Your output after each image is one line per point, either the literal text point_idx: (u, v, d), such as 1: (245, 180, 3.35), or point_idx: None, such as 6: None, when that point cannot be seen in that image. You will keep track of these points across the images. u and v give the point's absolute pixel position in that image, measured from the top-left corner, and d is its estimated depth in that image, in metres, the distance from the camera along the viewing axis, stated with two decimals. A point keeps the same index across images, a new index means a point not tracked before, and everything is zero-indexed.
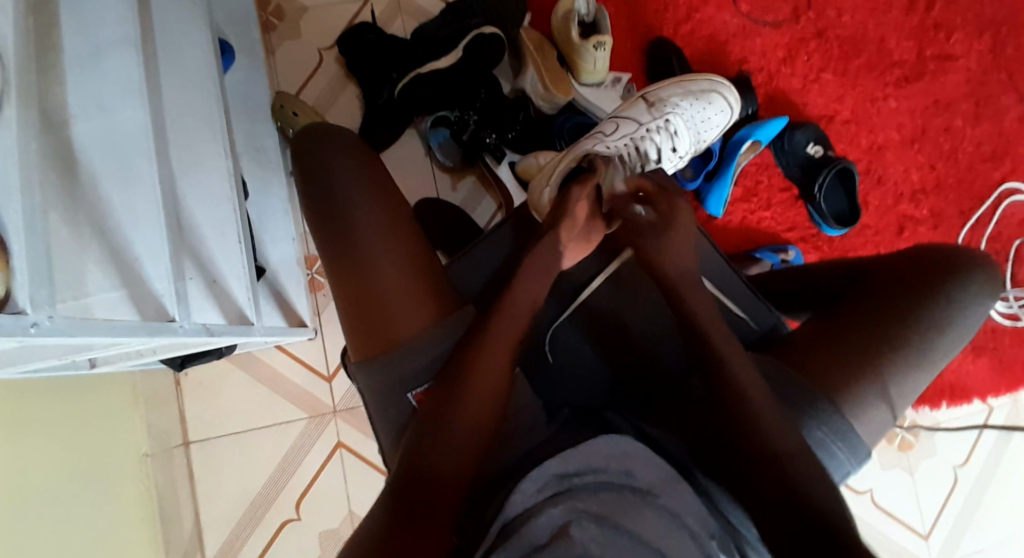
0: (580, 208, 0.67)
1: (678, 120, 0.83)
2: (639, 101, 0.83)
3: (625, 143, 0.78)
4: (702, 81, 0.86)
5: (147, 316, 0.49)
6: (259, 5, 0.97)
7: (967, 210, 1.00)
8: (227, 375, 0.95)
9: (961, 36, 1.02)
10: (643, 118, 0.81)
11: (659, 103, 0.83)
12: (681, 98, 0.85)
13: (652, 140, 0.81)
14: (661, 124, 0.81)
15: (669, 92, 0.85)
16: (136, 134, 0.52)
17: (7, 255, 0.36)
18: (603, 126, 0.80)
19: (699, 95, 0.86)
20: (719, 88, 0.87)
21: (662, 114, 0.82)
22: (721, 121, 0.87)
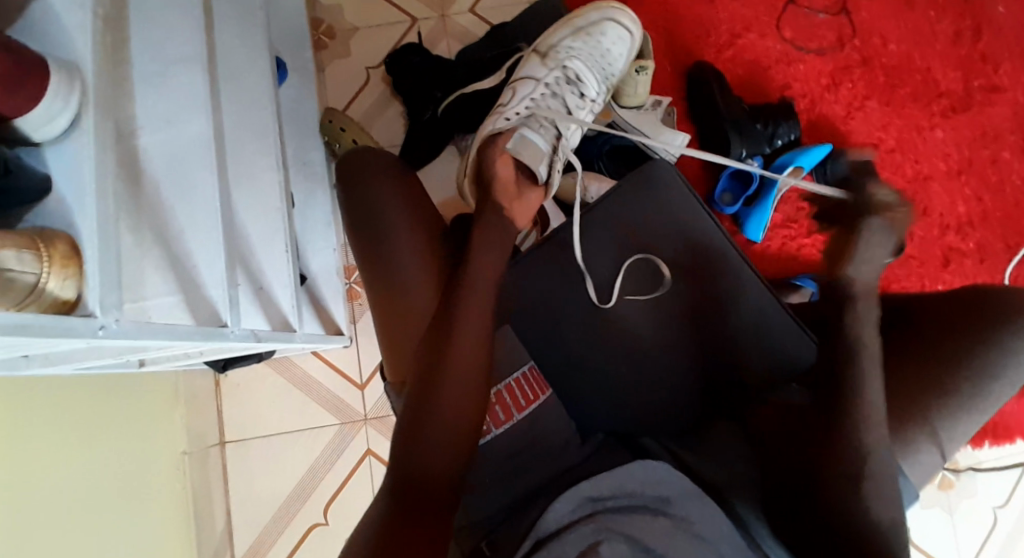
0: (504, 169, 0.70)
1: (576, 62, 0.82)
2: (534, 56, 0.83)
3: (525, 105, 0.77)
4: (590, 12, 0.85)
5: (201, 320, 0.50)
6: (312, 25, 1.02)
7: (1015, 244, 0.97)
8: (263, 379, 0.97)
9: (1010, 67, 0.99)
10: (540, 74, 0.81)
11: (552, 54, 0.83)
12: (572, 39, 0.84)
13: (554, 93, 0.79)
14: (559, 73, 0.81)
15: (557, 36, 0.84)
16: (197, 147, 0.54)
17: (80, 260, 0.39)
18: (501, 99, 0.79)
19: (586, 31, 0.84)
20: (610, 13, 0.85)
21: (558, 63, 0.82)
22: (622, 48, 0.86)
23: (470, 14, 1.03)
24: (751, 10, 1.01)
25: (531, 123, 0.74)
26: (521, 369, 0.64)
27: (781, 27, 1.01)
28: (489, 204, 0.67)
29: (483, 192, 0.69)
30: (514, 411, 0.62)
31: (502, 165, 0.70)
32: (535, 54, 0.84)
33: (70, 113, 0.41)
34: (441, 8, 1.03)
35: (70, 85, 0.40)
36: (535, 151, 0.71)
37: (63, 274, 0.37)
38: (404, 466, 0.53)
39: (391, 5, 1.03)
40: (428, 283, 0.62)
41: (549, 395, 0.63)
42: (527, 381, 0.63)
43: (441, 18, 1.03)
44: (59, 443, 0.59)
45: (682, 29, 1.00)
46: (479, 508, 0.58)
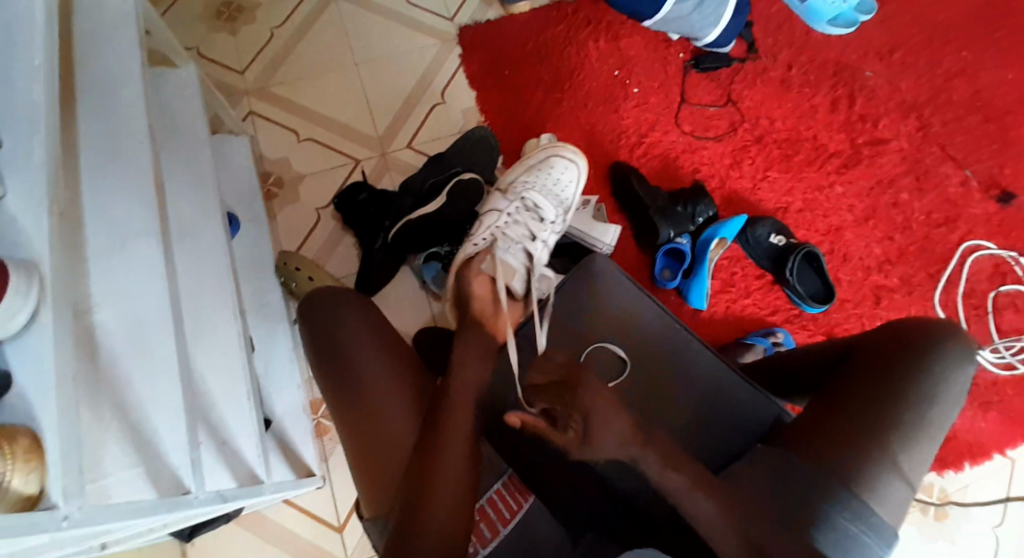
0: (479, 288, 0.78)
1: (532, 193, 0.93)
2: (495, 193, 0.96)
3: (492, 231, 0.87)
4: (539, 153, 0.98)
5: (164, 491, 0.50)
6: (261, 178, 1.09)
7: (936, 272, 1.06)
8: (240, 534, 0.93)
9: (887, 122, 1.13)
10: (502, 205, 0.92)
11: (511, 189, 0.95)
12: (527, 175, 0.97)
13: (516, 220, 0.90)
14: (518, 203, 0.91)
15: (514, 176, 0.97)
16: (151, 315, 0.57)
17: (44, 452, 0.40)
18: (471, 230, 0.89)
19: (538, 166, 0.97)
20: (557, 151, 0.98)
21: (517, 195, 0.93)
22: (572, 177, 0.98)
23: (408, 149, 1.12)
24: (654, 110, 1.13)
25: (498, 248, 0.83)
26: (502, 480, 0.68)
27: (680, 122, 1.13)
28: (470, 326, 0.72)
29: (463, 315, 0.75)
30: (499, 525, 0.63)
31: (478, 286, 0.78)
32: (496, 192, 0.96)
33: (31, 308, 0.43)
34: (380, 148, 1.12)
35: (30, 282, 0.43)
36: (507, 271, 0.81)
37: (26, 469, 0.38)
38: None
39: (333, 151, 1.11)
40: (398, 407, 0.64)
41: (533, 501, 0.65)
42: (507, 491, 0.67)
43: (381, 155, 1.11)
44: None
45: (596, 134, 1.12)
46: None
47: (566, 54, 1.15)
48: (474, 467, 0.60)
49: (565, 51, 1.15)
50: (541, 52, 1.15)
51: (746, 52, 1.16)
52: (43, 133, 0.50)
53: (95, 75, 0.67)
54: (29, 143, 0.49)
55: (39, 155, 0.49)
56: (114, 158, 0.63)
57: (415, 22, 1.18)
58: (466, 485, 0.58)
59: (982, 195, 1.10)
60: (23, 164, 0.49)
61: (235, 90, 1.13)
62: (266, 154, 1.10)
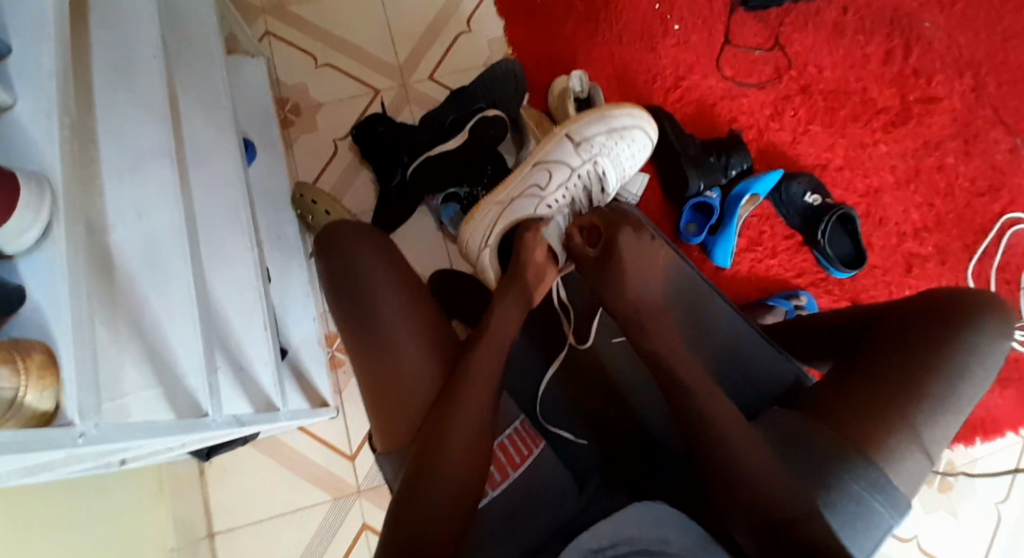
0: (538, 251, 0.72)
1: (607, 162, 0.85)
2: (564, 140, 0.83)
3: (563, 194, 0.83)
4: (625, 115, 0.84)
5: (181, 414, 0.50)
6: (278, 104, 1.05)
7: (973, 243, 1.02)
8: (252, 459, 0.96)
9: (942, 79, 1.06)
10: (574, 163, 0.83)
11: (584, 143, 0.83)
12: (607, 137, 0.84)
13: (583, 187, 0.84)
14: (591, 168, 0.84)
15: (592, 129, 0.83)
16: (169, 238, 0.55)
17: (57, 368, 0.39)
18: (535, 177, 0.82)
19: (618, 131, 0.84)
20: (642, 122, 0.86)
21: (591, 158, 0.84)
22: (642, 152, 0.89)
23: (430, 80, 1.07)
24: (693, 53, 1.07)
25: (561, 219, 0.80)
26: (514, 425, 0.67)
27: (720, 66, 1.07)
28: (518, 283, 0.70)
29: (516, 273, 0.71)
30: (509, 469, 0.62)
31: (538, 250, 0.72)
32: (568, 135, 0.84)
33: (41, 223, 0.41)
34: (402, 78, 1.07)
35: (40, 196, 0.41)
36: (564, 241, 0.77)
37: (40, 386, 0.37)
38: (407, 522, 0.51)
39: (353, 79, 1.07)
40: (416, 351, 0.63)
41: (543, 447, 0.65)
42: (519, 436, 0.65)
43: (402, 86, 1.07)
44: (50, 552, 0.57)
45: (629, 76, 1.06)
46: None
47: None
48: (491, 410, 0.59)
49: None
50: None
51: None
52: (51, 39, 0.47)
53: None
54: (35, 48, 0.46)
55: (47, 61, 0.46)
56: (126, 73, 0.60)
57: None
58: (482, 430, 0.58)
59: None
60: (30, 75, 0.46)
61: (252, 8, 1.07)
62: (283, 79, 1.06)
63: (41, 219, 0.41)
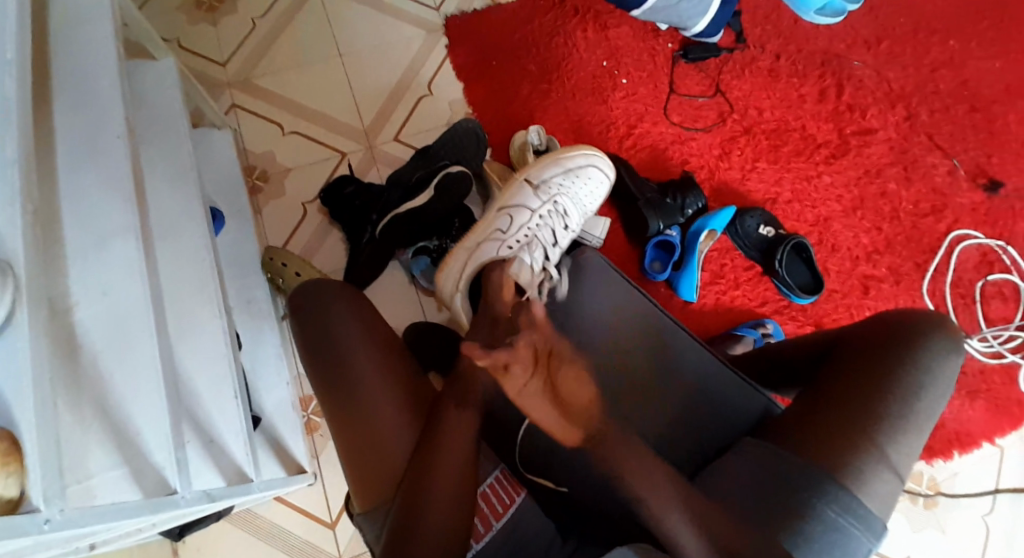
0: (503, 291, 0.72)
1: (565, 199, 0.90)
2: (524, 185, 0.90)
3: (524, 233, 0.86)
4: (579, 156, 0.93)
5: (150, 494, 0.50)
6: (246, 172, 1.07)
7: (923, 262, 1.07)
8: (229, 534, 0.92)
9: (875, 111, 1.13)
10: (534, 205, 0.89)
11: (543, 185, 0.90)
12: (563, 176, 0.92)
13: (545, 225, 0.88)
14: (551, 206, 0.89)
15: (549, 172, 0.91)
16: (133, 313, 0.55)
17: (21, 454, 0.39)
18: (498, 222, 0.87)
19: (572, 171, 0.93)
20: (595, 160, 0.95)
21: (550, 196, 0.90)
22: (599, 189, 0.96)
23: (395, 141, 1.11)
24: (643, 102, 1.13)
25: (525, 256, 0.82)
26: (495, 474, 0.66)
27: (669, 112, 1.12)
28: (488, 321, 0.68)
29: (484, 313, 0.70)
30: (492, 519, 0.62)
31: (507, 288, 0.73)
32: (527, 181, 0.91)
33: (5, 308, 0.42)
34: (367, 141, 1.11)
35: (3, 282, 0.41)
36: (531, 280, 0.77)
37: (5, 472, 0.37)
38: None
39: (318, 144, 1.10)
40: (394, 412, 0.62)
41: (524, 495, 0.64)
42: (501, 484, 0.65)
43: (367, 149, 1.10)
44: None
45: (584, 126, 1.11)
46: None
47: (553, 45, 1.14)
48: (472, 461, 0.59)
49: (552, 43, 1.14)
50: (528, 44, 1.14)
51: (734, 42, 1.16)
52: (16, 129, 0.49)
53: (70, 70, 0.65)
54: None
55: (11, 150, 0.47)
56: (90, 154, 0.62)
57: (401, 13, 1.16)
58: (464, 489, 0.57)
59: (969, 185, 1.10)
60: None
61: (217, 83, 1.11)
62: (249, 148, 1.09)
63: (5, 304, 0.41)
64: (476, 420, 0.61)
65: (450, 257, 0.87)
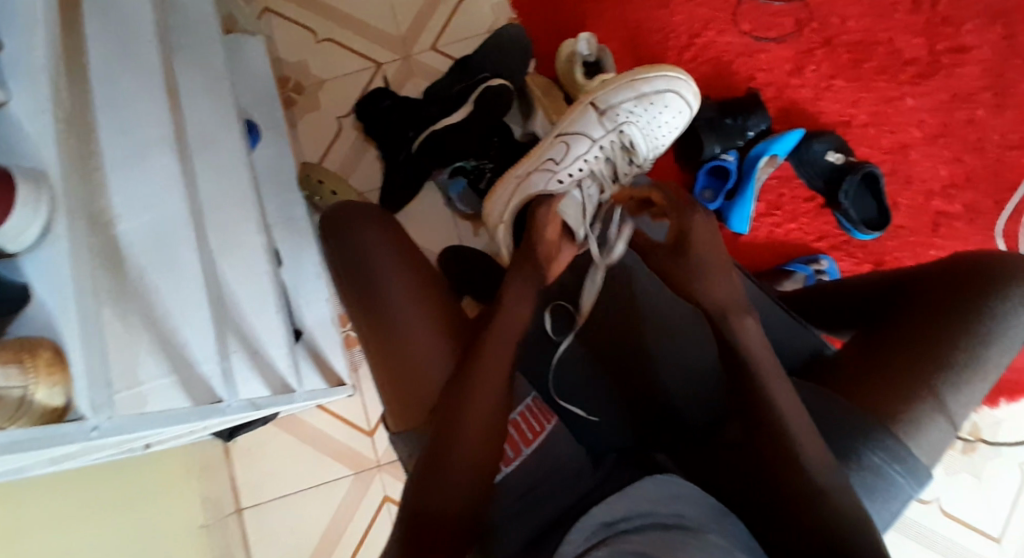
0: (550, 229, 0.68)
1: (632, 130, 0.81)
2: (588, 108, 0.80)
3: (579, 167, 0.79)
4: (658, 79, 0.81)
5: (198, 400, 0.51)
6: (280, 83, 1.03)
7: (1004, 200, 0.97)
8: (275, 437, 0.97)
9: (973, 25, 1.00)
10: (596, 134, 0.80)
11: (610, 111, 0.80)
12: (635, 103, 0.81)
13: (606, 159, 0.81)
14: (615, 137, 0.80)
15: (621, 96, 0.80)
16: (175, 223, 0.56)
17: (66, 364, 0.39)
18: (552, 151, 0.80)
19: (648, 97, 0.82)
20: (676, 85, 0.83)
21: (615, 126, 0.80)
22: (677, 121, 0.85)
23: (433, 51, 1.04)
24: (708, 8, 1.02)
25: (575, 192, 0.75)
26: (526, 402, 0.66)
27: (736, 21, 1.02)
28: (531, 262, 0.67)
29: (526, 249, 0.67)
30: (523, 445, 0.62)
31: (551, 227, 0.68)
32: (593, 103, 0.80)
33: (42, 221, 0.41)
34: (405, 49, 1.04)
35: (38, 195, 0.41)
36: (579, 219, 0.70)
37: (49, 383, 0.37)
38: (424, 502, 0.52)
39: (355, 52, 1.04)
40: (432, 334, 0.62)
41: (555, 422, 0.65)
42: (531, 412, 0.65)
43: (404, 59, 1.04)
44: (89, 540, 0.59)
45: (640, 37, 1.02)
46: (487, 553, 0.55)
47: None
48: (507, 391, 0.58)
49: None
50: None
51: None
52: (40, 30, 0.46)
53: None
54: (24, 40, 0.45)
55: (38, 55, 0.45)
56: (120, 58, 0.59)
57: None
58: (499, 417, 0.57)
59: None
60: (20, 64, 0.45)
61: None
62: (283, 56, 1.04)
63: (41, 216, 0.41)
64: (511, 351, 0.61)
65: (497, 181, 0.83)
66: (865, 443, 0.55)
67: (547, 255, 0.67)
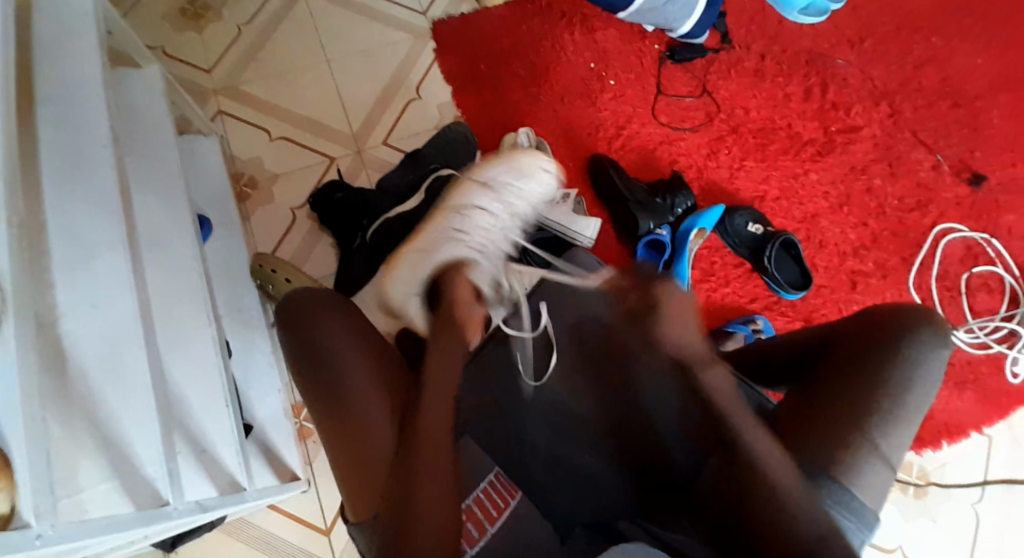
0: (461, 291, 0.75)
1: (519, 202, 0.91)
2: (472, 183, 0.90)
3: (485, 235, 0.85)
4: (532, 160, 0.94)
5: (142, 505, 0.47)
6: (233, 179, 1.07)
7: (909, 256, 1.08)
8: (224, 542, 0.92)
9: (860, 108, 1.14)
10: (489, 205, 0.88)
11: (497, 185, 0.91)
12: (512, 177, 0.92)
13: (502, 226, 0.88)
14: (506, 209, 0.90)
15: (499, 173, 0.92)
16: (125, 323, 0.55)
17: (10, 472, 0.38)
18: (454, 222, 0.86)
19: (527, 172, 0.93)
20: (546, 168, 0.95)
21: (503, 198, 0.90)
22: (549, 198, 0.97)
23: (384, 146, 1.11)
24: (630, 102, 1.13)
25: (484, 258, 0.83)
26: (487, 479, 0.66)
27: (656, 114, 1.13)
28: (445, 323, 0.71)
29: (444, 315, 0.72)
30: (487, 524, 0.61)
31: (461, 290, 0.75)
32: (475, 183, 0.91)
33: None
34: (355, 145, 1.10)
35: None
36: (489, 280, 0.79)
37: None
38: None
39: (307, 150, 1.09)
40: (381, 431, 0.61)
41: (520, 498, 0.65)
42: (495, 489, 0.65)
43: (356, 154, 1.10)
44: None
45: (573, 128, 1.11)
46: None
47: (539, 48, 1.15)
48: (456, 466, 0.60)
49: (539, 46, 1.15)
50: (516, 47, 1.14)
51: (720, 42, 1.17)
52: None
53: (57, 78, 0.65)
54: None
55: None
56: (74, 164, 0.60)
57: (387, 18, 1.16)
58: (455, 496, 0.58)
59: (954, 179, 1.12)
60: None
61: (203, 90, 1.10)
62: (237, 155, 1.08)
63: None
64: None
65: (398, 261, 0.85)
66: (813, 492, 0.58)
67: (462, 315, 0.72)
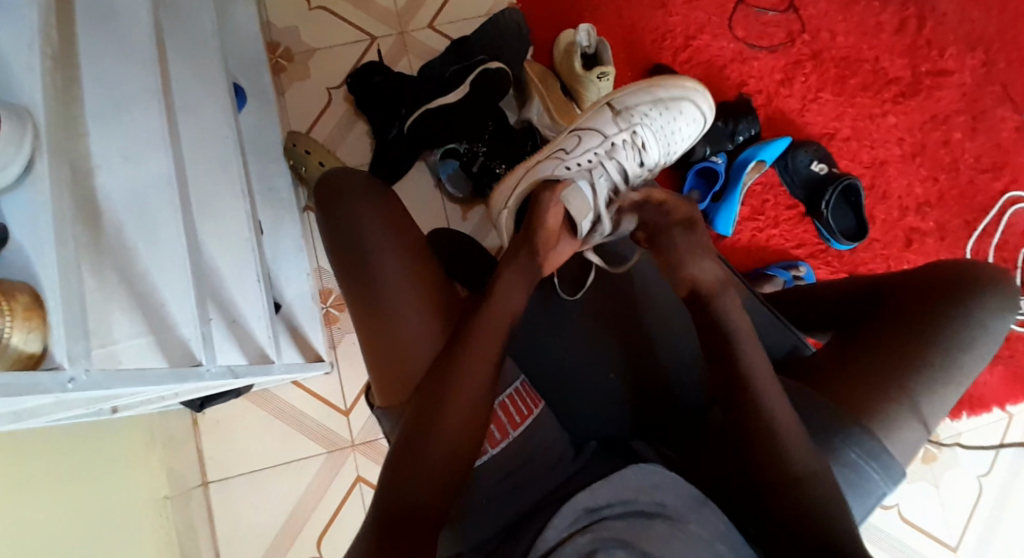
0: (551, 217, 0.68)
1: (646, 131, 0.81)
2: (604, 107, 0.80)
3: (589, 158, 0.77)
4: (675, 87, 0.84)
5: (175, 362, 0.48)
6: (268, 49, 1.00)
7: (972, 219, 1.01)
8: (244, 411, 0.95)
9: (954, 51, 1.03)
10: (609, 130, 0.79)
11: (626, 112, 0.81)
12: (650, 106, 0.82)
13: (617, 155, 0.79)
14: (627, 136, 0.79)
15: (637, 99, 0.82)
16: (159, 183, 0.52)
17: (43, 311, 0.37)
18: (564, 142, 0.78)
19: (664, 102, 0.83)
20: (692, 95, 0.85)
21: (629, 125, 0.80)
22: (690, 131, 0.86)
23: (429, 30, 1.03)
24: (704, 12, 1.03)
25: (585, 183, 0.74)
26: (514, 386, 0.64)
27: (733, 26, 1.03)
28: (524, 248, 0.66)
29: (523, 236, 0.67)
30: (509, 429, 0.61)
31: (552, 215, 0.68)
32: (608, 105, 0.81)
33: (25, 158, 0.38)
34: (400, 26, 1.02)
35: (22, 128, 0.38)
36: (580, 207, 0.70)
37: (26, 329, 0.35)
38: (401, 482, 0.52)
39: (348, 25, 1.02)
40: (421, 330, 0.60)
41: (542, 409, 0.64)
42: (519, 397, 0.64)
43: (400, 35, 1.02)
44: (48, 506, 0.56)
45: (637, 34, 1.02)
46: (455, 544, 0.58)
47: None
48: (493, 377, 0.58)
49: None
50: None
51: None
52: None
53: None
54: None
55: None
56: (107, 1, 0.56)
57: None
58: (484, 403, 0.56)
59: None
60: None
61: None
62: (274, 22, 1.01)
63: (25, 152, 0.38)
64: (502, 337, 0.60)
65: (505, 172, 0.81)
66: (844, 443, 0.56)
67: (544, 244, 0.67)
